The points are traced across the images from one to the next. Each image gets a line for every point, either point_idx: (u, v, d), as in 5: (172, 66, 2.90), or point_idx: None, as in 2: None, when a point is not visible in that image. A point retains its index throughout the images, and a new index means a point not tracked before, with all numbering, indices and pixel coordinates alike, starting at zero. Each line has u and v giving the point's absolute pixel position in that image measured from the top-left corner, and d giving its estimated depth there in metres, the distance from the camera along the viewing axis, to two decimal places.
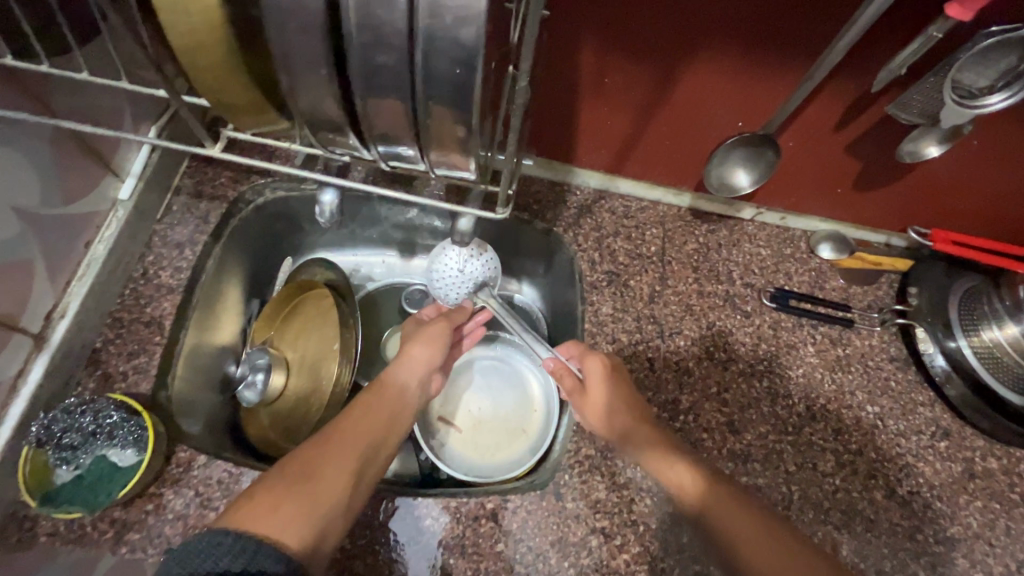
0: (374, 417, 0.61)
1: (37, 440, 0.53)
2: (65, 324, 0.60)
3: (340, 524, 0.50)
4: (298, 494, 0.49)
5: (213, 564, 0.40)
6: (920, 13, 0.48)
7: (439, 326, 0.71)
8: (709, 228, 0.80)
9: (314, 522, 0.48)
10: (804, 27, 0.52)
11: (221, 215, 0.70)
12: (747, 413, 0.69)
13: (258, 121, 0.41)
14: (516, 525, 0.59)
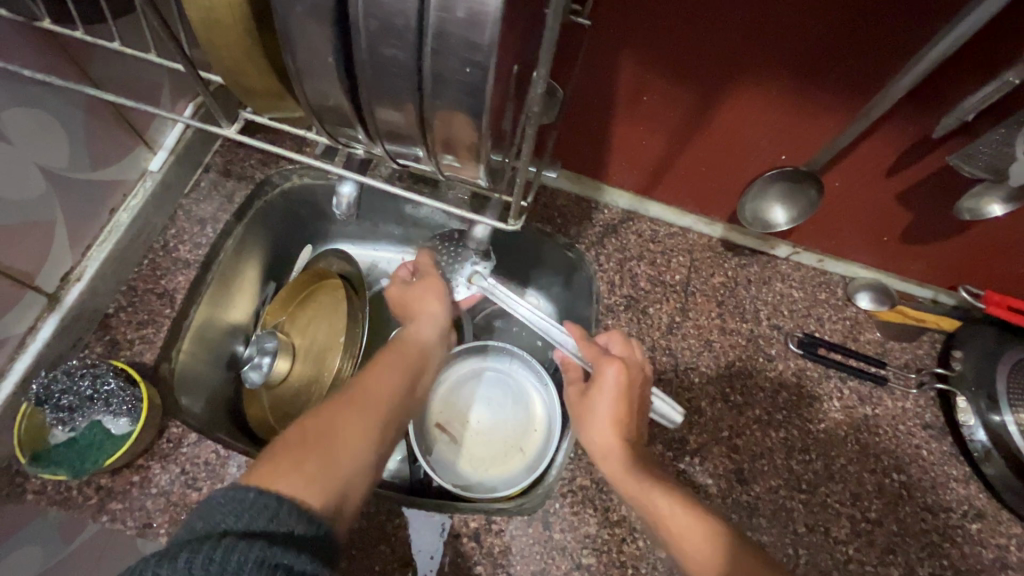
0: (393, 372, 0.57)
1: (36, 398, 0.54)
2: (79, 288, 0.61)
3: (363, 482, 0.48)
4: (319, 451, 0.46)
5: (234, 520, 0.38)
6: (990, 60, 0.45)
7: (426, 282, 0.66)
8: (739, 263, 0.76)
9: (337, 480, 0.45)
10: (861, 65, 0.49)
11: (246, 196, 0.71)
12: (758, 463, 0.64)
13: (275, 106, 0.41)
14: (498, 549, 0.57)
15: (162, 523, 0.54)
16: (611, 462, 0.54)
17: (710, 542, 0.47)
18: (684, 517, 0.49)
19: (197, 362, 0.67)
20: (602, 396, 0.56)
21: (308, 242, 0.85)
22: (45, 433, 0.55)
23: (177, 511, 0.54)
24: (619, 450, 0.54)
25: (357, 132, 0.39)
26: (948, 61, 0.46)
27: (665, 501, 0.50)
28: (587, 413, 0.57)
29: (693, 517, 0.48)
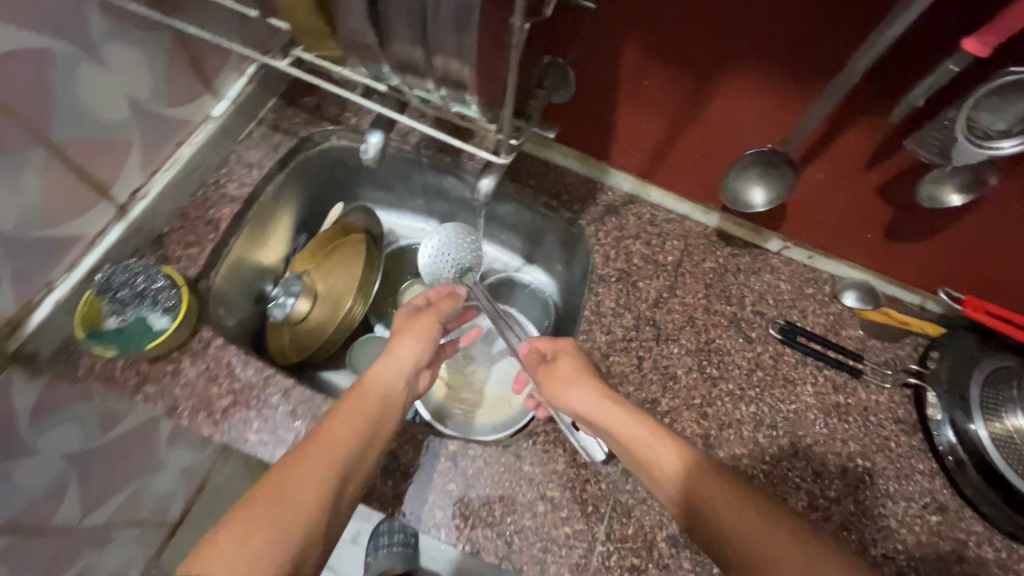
0: (350, 421, 0.57)
1: (98, 288, 0.63)
2: (144, 204, 0.69)
3: (321, 539, 0.49)
4: (271, 518, 0.47)
5: None
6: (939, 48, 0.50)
7: (427, 318, 0.70)
8: (731, 252, 0.80)
9: (289, 546, 0.46)
10: (830, 56, 0.55)
11: (291, 148, 0.81)
12: (725, 431, 0.68)
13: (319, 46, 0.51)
14: (471, 471, 0.63)
15: (186, 408, 0.63)
16: (620, 432, 0.57)
17: (752, 510, 0.50)
18: (709, 479, 0.52)
19: (230, 287, 0.78)
20: (564, 361, 0.65)
21: (340, 200, 0.95)
22: (99, 317, 0.63)
23: (200, 400, 0.63)
24: (628, 421, 0.57)
25: (383, 66, 0.51)
26: (899, 54, 0.51)
27: (691, 468, 0.53)
28: (556, 381, 0.63)
29: (716, 478, 0.53)
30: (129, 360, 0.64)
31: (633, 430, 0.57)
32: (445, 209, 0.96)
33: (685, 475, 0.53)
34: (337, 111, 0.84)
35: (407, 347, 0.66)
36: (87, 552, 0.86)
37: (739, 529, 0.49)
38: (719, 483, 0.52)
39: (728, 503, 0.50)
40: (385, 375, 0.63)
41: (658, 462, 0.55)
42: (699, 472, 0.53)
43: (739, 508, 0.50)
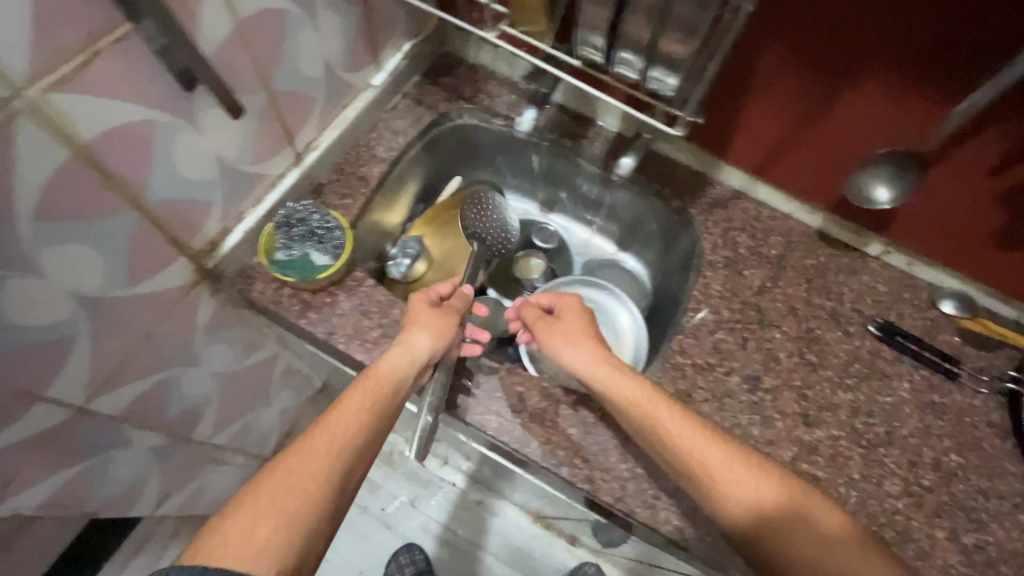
0: (359, 415, 0.59)
1: (279, 222, 0.72)
2: (315, 154, 0.77)
3: (324, 528, 0.52)
4: (280, 510, 0.50)
5: None
6: None
7: (445, 317, 0.70)
8: (831, 252, 0.84)
9: (293, 539, 0.49)
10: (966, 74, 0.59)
11: (431, 120, 0.90)
12: (824, 413, 0.73)
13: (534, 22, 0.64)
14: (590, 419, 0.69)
15: (341, 335, 0.71)
16: (612, 389, 0.65)
17: (762, 485, 0.57)
18: (718, 454, 0.59)
19: (368, 243, 0.88)
20: (569, 321, 0.75)
21: (456, 174, 1.02)
22: (271, 251, 0.72)
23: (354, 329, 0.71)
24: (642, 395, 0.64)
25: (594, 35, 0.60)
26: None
27: (702, 444, 0.60)
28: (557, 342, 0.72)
29: (720, 453, 0.59)
30: (295, 288, 0.72)
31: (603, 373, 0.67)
32: (548, 193, 1.04)
33: (674, 434, 0.60)
34: (472, 92, 0.93)
35: (419, 340, 0.67)
36: (207, 468, 0.95)
37: (733, 509, 0.57)
38: (733, 466, 0.58)
39: (751, 488, 0.57)
40: (397, 365, 0.65)
41: (661, 425, 0.61)
42: (718, 453, 0.59)
43: (760, 501, 0.56)
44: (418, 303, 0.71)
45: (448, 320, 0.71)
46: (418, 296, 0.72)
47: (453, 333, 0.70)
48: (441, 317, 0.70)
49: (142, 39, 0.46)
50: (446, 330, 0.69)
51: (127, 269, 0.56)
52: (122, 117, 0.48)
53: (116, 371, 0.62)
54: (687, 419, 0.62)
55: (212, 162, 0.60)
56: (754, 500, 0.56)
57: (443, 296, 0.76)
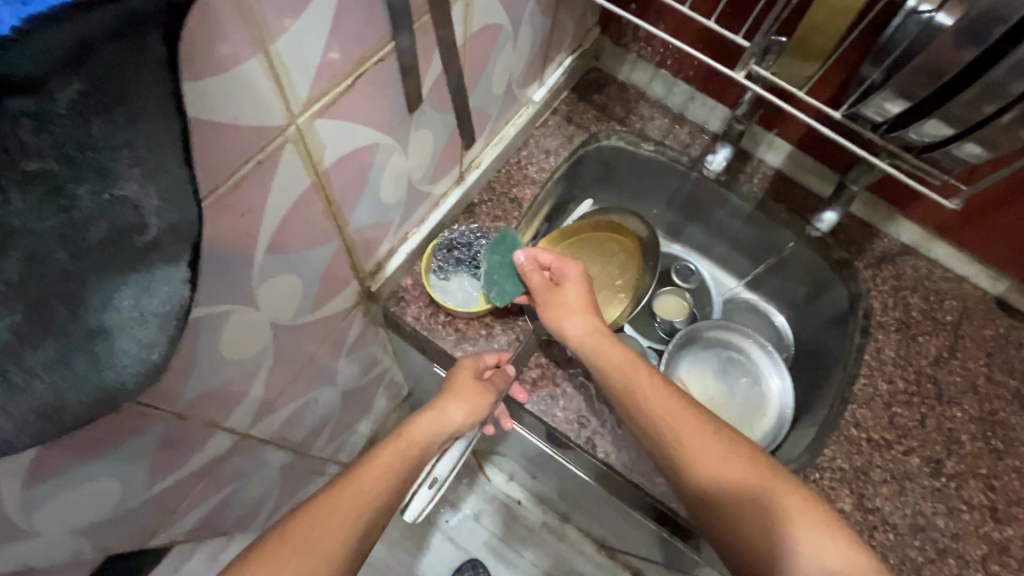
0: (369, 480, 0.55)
1: (447, 240, 0.69)
2: (476, 174, 0.73)
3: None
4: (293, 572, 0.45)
5: None
6: None
7: (461, 371, 0.63)
8: (1012, 324, 0.77)
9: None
10: None
11: (582, 141, 0.84)
12: (1015, 508, 0.66)
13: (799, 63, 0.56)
14: None
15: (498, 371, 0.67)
16: (617, 388, 0.59)
17: (720, 459, 0.53)
18: (682, 426, 0.55)
19: None
20: (578, 319, 0.63)
21: (588, 197, 0.96)
22: (427, 273, 0.68)
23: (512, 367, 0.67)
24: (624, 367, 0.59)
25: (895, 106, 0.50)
26: None
27: (672, 411, 0.56)
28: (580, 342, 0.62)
29: (694, 427, 0.55)
30: (451, 316, 0.68)
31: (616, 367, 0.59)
32: (677, 221, 0.97)
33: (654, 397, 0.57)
34: (623, 114, 0.87)
35: (453, 413, 0.61)
36: (309, 481, 0.91)
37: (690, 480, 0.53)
38: (690, 423, 0.55)
39: (702, 455, 0.53)
40: (424, 431, 0.59)
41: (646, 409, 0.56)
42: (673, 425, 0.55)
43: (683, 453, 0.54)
44: (462, 372, 0.63)
45: (484, 394, 0.62)
46: (467, 364, 0.63)
47: (489, 409, 0.63)
48: (482, 393, 0.62)
49: (398, 60, 0.41)
50: (483, 406, 0.62)
51: (316, 295, 0.52)
52: (359, 142, 0.43)
53: (279, 397, 0.58)
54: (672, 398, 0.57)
55: (403, 184, 0.56)
56: (718, 477, 0.52)
57: (490, 367, 0.65)
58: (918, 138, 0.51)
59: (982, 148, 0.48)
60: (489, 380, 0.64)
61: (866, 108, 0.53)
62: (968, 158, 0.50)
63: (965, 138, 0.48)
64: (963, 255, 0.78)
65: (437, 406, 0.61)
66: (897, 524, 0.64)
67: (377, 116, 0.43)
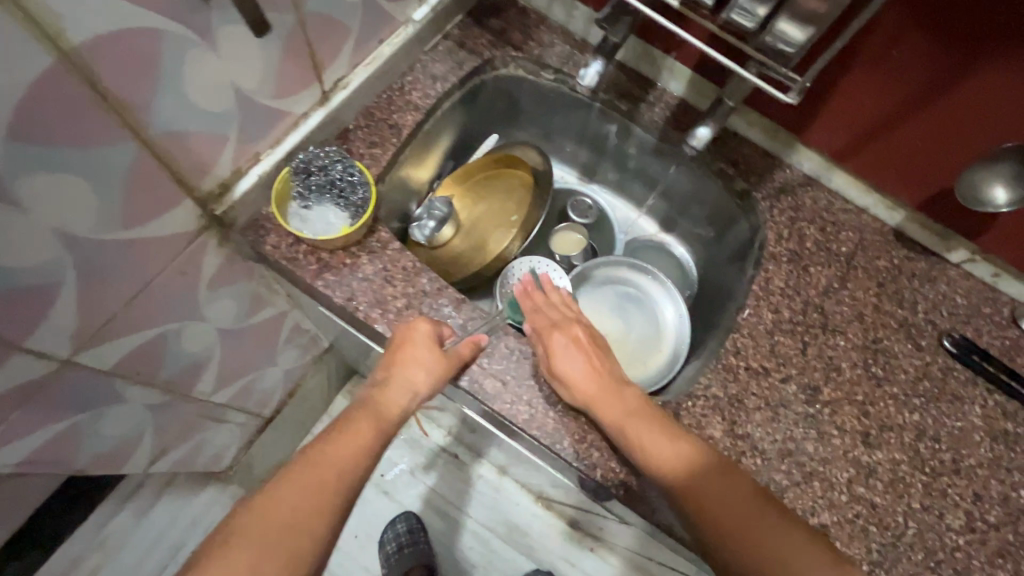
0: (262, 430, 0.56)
1: (296, 167, 0.63)
2: (343, 96, 0.68)
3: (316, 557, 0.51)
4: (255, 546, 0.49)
5: None
6: None
7: (421, 332, 0.61)
8: (907, 255, 0.75)
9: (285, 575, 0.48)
10: None
11: (473, 67, 0.79)
12: (886, 434, 0.66)
13: None
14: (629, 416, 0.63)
15: (362, 301, 0.64)
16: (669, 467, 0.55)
17: (685, 449, 0.56)
18: (610, 405, 0.59)
19: (392, 201, 0.79)
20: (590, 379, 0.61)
21: (494, 132, 0.92)
22: (287, 199, 0.65)
23: (378, 297, 0.64)
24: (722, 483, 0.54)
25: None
26: None
27: (591, 385, 0.61)
28: (556, 348, 0.63)
29: (617, 401, 0.60)
30: (313, 246, 0.65)
31: (569, 354, 0.63)
32: (590, 159, 0.93)
33: (573, 368, 0.61)
34: (521, 39, 0.81)
35: (417, 376, 0.61)
36: (206, 428, 0.89)
37: (708, 493, 0.54)
38: (605, 392, 0.60)
39: (628, 426, 0.58)
40: (399, 401, 0.62)
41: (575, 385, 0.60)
42: (637, 422, 0.58)
43: (701, 471, 0.55)
44: (417, 342, 0.61)
45: (449, 361, 0.61)
46: (422, 331, 0.61)
47: (452, 374, 0.62)
48: (445, 362, 0.61)
49: None
50: (449, 366, 0.61)
51: (126, 209, 0.49)
52: (118, 20, 0.39)
53: (109, 325, 0.55)
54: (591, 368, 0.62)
55: (227, 91, 0.52)
56: (642, 445, 0.57)
57: (451, 337, 0.64)
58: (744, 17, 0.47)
59: (796, 27, 0.45)
60: (452, 350, 0.62)
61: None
62: (785, 44, 0.48)
63: (781, 14, 0.45)
64: (860, 183, 0.75)
65: (400, 375, 0.61)
66: (764, 450, 0.63)
67: None
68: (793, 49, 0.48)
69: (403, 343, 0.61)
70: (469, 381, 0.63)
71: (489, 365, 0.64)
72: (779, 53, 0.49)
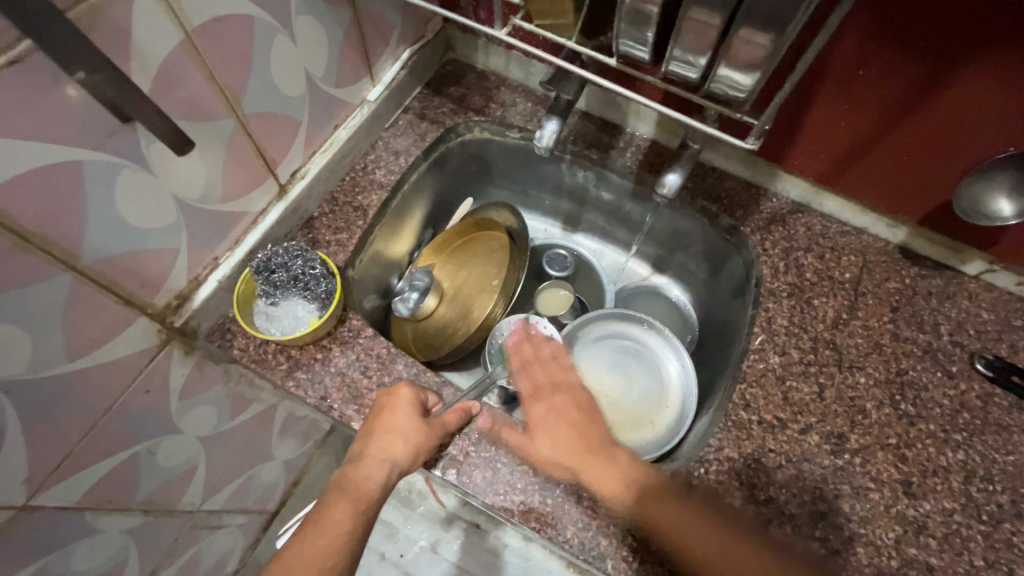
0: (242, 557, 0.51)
1: (256, 268, 0.61)
2: (302, 186, 0.67)
3: None
4: None
5: None
6: None
7: (403, 399, 0.57)
8: (919, 273, 0.69)
9: None
10: None
11: (436, 137, 0.78)
12: (931, 480, 0.58)
13: (554, 21, 0.50)
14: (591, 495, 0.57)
15: (336, 399, 0.60)
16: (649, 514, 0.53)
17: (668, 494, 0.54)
18: (578, 455, 0.58)
19: (368, 280, 0.76)
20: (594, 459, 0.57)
21: (469, 196, 0.90)
22: (252, 298, 0.63)
23: (353, 391, 0.61)
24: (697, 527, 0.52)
25: (647, 33, 0.41)
26: None
27: (569, 451, 0.58)
28: (539, 419, 0.61)
29: (587, 451, 0.58)
30: (281, 344, 0.62)
31: (545, 432, 0.59)
32: (571, 210, 0.90)
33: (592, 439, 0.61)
34: (482, 103, 0.80)
35: (395, 446, 0.56)
36: (201, 537, 0.85)
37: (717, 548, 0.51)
38: (595, 465, 0.57)
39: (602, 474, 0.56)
40: (371, 493, 0.57)
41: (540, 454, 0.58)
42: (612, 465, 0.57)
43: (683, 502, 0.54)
44: (398, 407, 0.57)
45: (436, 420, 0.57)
46: (405, 396, 0.57)
47: (436, 446, 0.57)
48: (426, 431, 0.56)
49: (40, 71, 0.36)
50: (436, 431, 0.57)
51: (68, 342, 0.46)
52: (34, 160, 0.38)
53: (67, 461, 0.52)
54: (573, 438, 0.59)
55: (169, 204, 0.50)
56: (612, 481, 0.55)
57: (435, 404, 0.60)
58: (689, 73, 0.44)
59: (739, 74, 0.41)
60: (436, 417, 0.58)
61: (637, 57, 0.44)
62: (736, 89, 0.43)
63: (726, 69, 0.42)
64: (855, 204, 0.71)
65: (379, 442, 0.56)
66: (793, 515, 0.57)
67: (49, 129, 0.38)
68: (746, 91, 0.43)
69: (383, 408, 0.57)
70: (456, 473, 0.58)
71: (478, 452, 0.59)
72: (732, 96, 0.44)
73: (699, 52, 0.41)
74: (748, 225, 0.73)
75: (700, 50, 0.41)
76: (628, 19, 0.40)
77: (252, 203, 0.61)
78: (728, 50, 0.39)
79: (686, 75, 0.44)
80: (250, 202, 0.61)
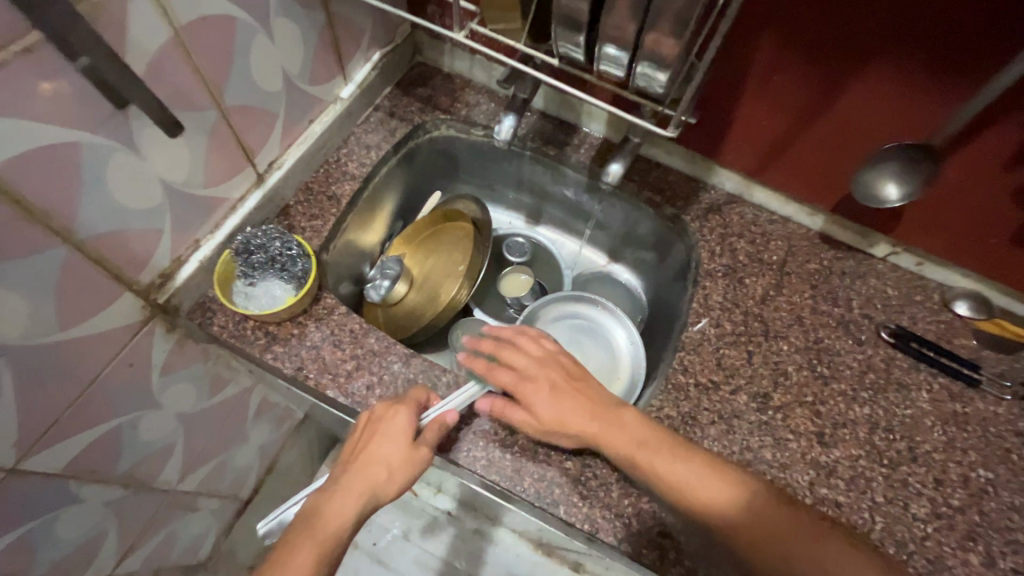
0: None
1: (235, 249, 0.65)
2: (279, 174, 0.72)
3: None
4: None
5: None
6: None
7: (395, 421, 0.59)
8: (835, 255, 0.79)
9: None
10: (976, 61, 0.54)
11: (406, 133, 0.84)
12: (840, 431, 0.67)
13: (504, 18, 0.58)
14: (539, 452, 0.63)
15: (311, 369, 0.65)
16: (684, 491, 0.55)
17: (728, 486, 0.55)
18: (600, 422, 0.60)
19: (341, 266, 0.81)
20: (619, 433, 0.59)
21: (437, 190, 0.96)
22: (231, 278, 0.67)
23: (327, 362, 0.66)
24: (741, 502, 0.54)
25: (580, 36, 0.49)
26: None
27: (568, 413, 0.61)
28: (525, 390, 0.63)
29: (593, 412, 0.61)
30: (259, 321, 0.67)
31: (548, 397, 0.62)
32: (533, 203, 0.97)
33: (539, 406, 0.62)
34: (448, 102, 0.86)
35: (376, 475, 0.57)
36: (178, 515, 0.87)
37: (753, 513, 0.54)
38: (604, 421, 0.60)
39: (653, 461, 0.57)
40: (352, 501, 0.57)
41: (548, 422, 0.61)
42: (659, 455, 0.57)
43: (746, 500, 0.55)
44: (384, 431, 0.58)
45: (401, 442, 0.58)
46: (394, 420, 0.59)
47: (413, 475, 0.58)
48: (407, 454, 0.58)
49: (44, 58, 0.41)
50: (400, 458, 0.58)
51: (60, 311, 0.50)
52: (35, 139, 0.43)
53: (55, 427, 0.55)
54: (571, 395, 0.63)
55: (155, 186, 0.55)
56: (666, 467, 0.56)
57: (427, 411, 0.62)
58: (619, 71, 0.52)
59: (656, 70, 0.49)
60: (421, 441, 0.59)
61: (576, 57, 0.53)
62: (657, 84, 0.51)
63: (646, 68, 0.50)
64: (780, 195, 0.80)
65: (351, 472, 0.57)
66: None
67: (52, 112, 0.43)
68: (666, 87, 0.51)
69: (372, 433, 0.59)
70: None
71: None
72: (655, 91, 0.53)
73: (621, 49, 0.49)
74: (689, 213, 0.81)
75: (624, 50, 0.48)
76: (564, 25, 0.48)
77: (230, 189, 0.66)
78: (644, 49, 0.47)
79: (618, 72, 0.52)
80: (229, 188, 0.65)
